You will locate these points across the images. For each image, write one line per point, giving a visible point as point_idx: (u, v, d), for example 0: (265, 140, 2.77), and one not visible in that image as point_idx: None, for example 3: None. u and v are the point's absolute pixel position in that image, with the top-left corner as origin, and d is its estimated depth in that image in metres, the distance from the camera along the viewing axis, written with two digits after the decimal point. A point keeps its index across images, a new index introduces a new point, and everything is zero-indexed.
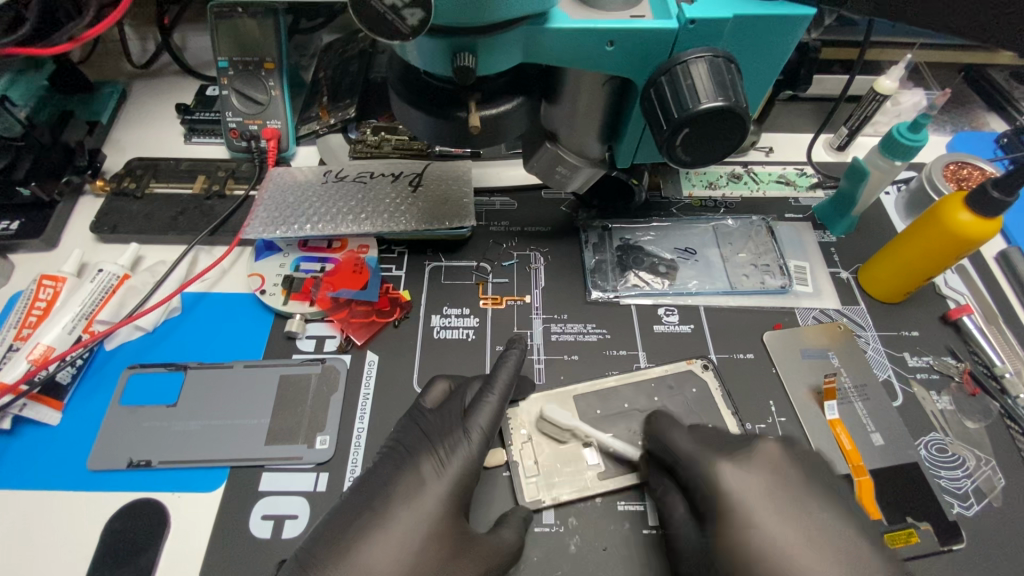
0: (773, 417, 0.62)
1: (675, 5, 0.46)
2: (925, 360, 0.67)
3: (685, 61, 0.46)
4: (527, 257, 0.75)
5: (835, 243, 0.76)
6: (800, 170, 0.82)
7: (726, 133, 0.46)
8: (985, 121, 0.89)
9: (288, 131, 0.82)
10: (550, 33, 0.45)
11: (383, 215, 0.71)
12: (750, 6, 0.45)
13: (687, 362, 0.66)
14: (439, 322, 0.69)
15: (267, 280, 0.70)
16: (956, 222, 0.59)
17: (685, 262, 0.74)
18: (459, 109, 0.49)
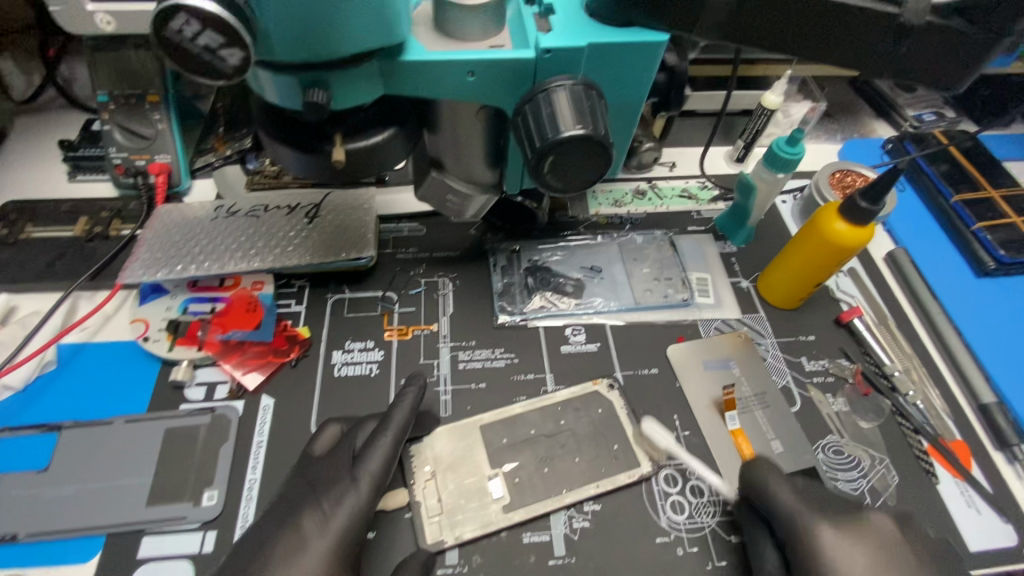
0: (677, 431, 0.63)
1: (533, 34, 0.46)
2: (821, 364, 0.69)
3: (547, 89, 0.46)
4: (434, 283, 0.73)
5: (735, 252, 0.78)
6: (702, 184, 0.85)
7: (591, 159, 0.47)
8: (873, 127, 0.94)
9: (179, 165, 0.78)
10: (407, 65, 0.44)
11: (275, 249, 0.68)
12: (605, 33, 0.45)
13: (594, 383, 0.66)
14: (341, 358, 0.66)
15: (151, 326, 0.66)
16: (832, 231, 0.61)
17: (591, 281, 0.74)
18: (324, 143, 0.48)
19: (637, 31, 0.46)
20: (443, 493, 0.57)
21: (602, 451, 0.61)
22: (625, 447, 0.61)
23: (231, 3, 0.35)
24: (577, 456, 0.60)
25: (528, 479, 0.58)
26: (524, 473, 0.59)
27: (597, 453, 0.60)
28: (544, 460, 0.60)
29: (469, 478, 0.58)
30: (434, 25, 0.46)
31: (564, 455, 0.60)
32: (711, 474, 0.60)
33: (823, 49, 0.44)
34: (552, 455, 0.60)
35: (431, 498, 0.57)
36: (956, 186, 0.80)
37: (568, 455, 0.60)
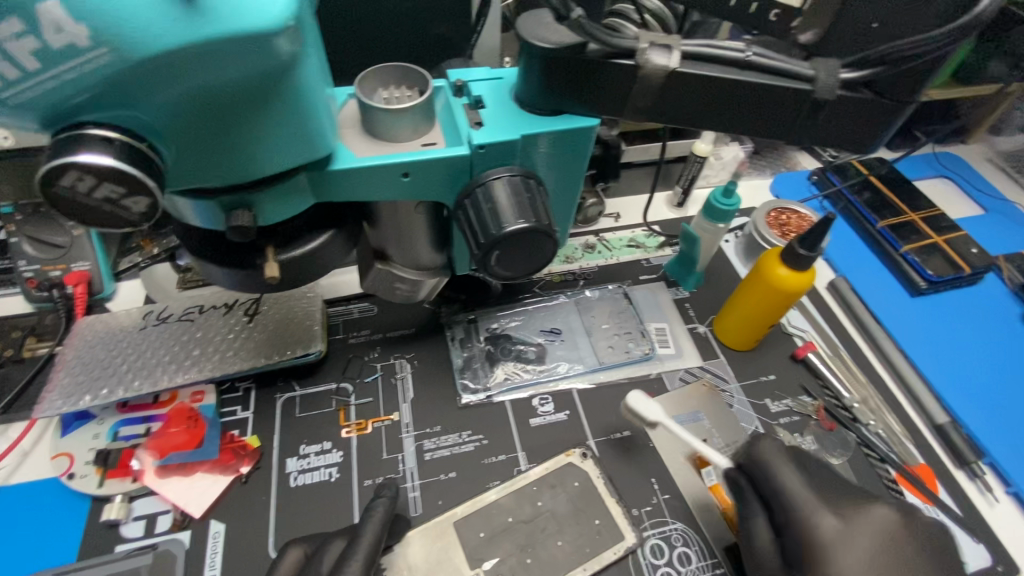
0: (657, 495, 0.61)
1: (464, 129, 0.46)
2: (785, 404, 0.69)
3: (485, 182, 0.45)
4: (391, 366, 0.70)
5: (688, 297, 0.79)
6: (648, 232, 0.86)
7: (537, 249, 0.46)
8: (798, 158, 0.99)
9: (101, 271, 0.72)
10: (339, 174, 0.42)
11: (213, 356, 0.64)
12: (537, 123, 0.46)
13: (568, 455, 0.63)
14: (296, 466, 0.61)
15: (76, 460, 0.60)
16: (777, 278, 0.63)
17: (553, 344, 0.73)
18: (255, 256, 0.45)
19: (567, 119, 0.46)
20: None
21: (585, 528, 0.58)
22: (608, 522, 0.59)
23: (131, 149, 0.31)
24: (559, 539, 0.57)
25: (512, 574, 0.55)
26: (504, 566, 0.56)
27: (579, 532, 0.58)
28: (526, 550, 0.57)
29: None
30: (363, 126, 0.45)
31: (545, 542, 0.57)
32: (695, 537, 0.59)
33: (746, 124, 0.45)
34: (533, 541, 0.57)
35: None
36: (881, 213, 0.85)
37: (550, 540, 0.57)
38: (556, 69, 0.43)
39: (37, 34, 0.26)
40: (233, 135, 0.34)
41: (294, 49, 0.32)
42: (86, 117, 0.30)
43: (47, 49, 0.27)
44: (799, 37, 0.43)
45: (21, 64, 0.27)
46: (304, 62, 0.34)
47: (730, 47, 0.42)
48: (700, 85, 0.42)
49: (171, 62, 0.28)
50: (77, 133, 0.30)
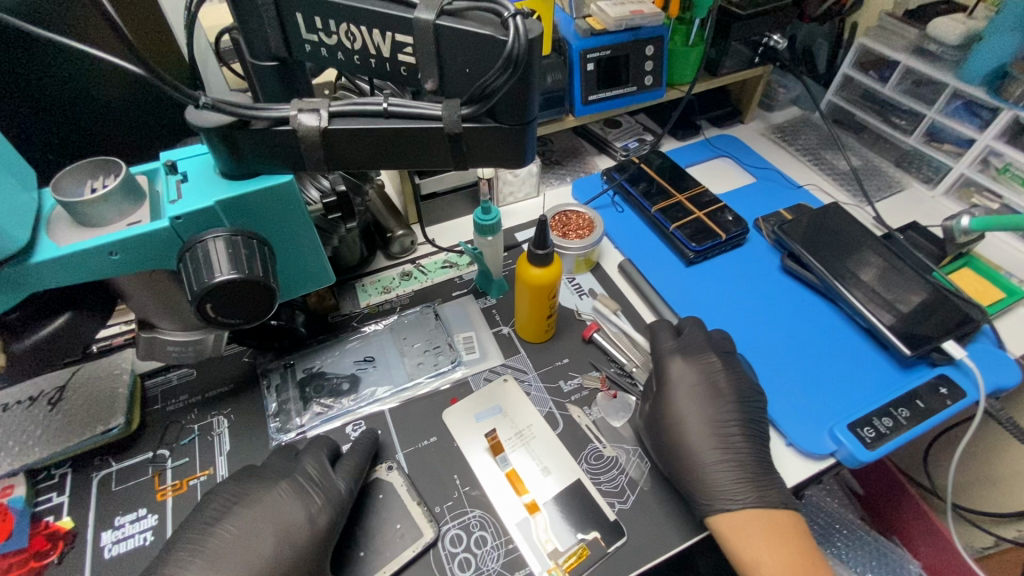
0: (458, 490, 0.67)
1: (166, 204, 0.51)
2: (576, 382, 0.77)
3: (193, 246, 0.51)
4: (209, 424, 0.73)
5: (495, 304, 0.87)
6: (459, 252, 0.95)
7: (258, 295, 0.53)
8: (595, 162, 1.11)
9: None
10: (39, 266, 0.47)
11: (17, 449, 0.66)
12: (233, 188, 0.52)
13: (375, 471, 0.69)
14: (110, 538, 0.64)
15: None
16: (529, 276, 0.71)
17: (366, 371, 0.79)
18: None
19: (262, 180, 0.53)
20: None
21: (388, 532, 0.64)
22: (408, 525, 0.64)
23: None
24: (361, 550, 0.63)
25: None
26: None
27: (382, 539, 0.63)
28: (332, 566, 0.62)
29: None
30: (70, 217, 0.50)
31: (348, 555, 0.63)
32: (491, 520, 0.65)
33: (411, 159, 0.53)
34: (340, 557, 0.63)
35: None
36: (654, 198, 0.97)
37: (353, 553, 0.63)
38: (228, 142, 0.50)
39: None
40: None
41: None
42: None
43: None
44: (427, 85, 0.51)
45: None
46: None
47: (370, 103, 0.50)
48: (354, 137, 0.50)
49: None
50: None
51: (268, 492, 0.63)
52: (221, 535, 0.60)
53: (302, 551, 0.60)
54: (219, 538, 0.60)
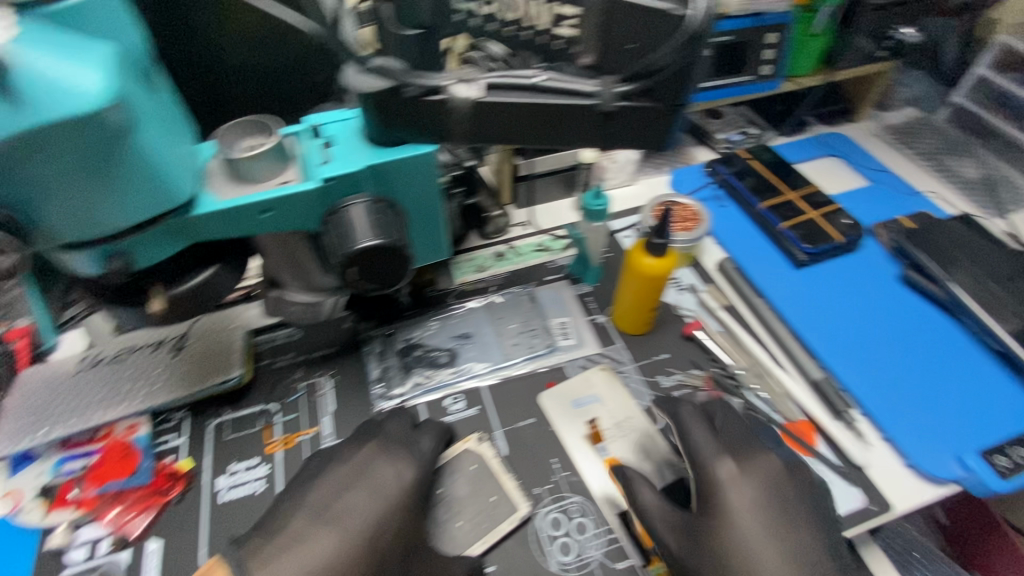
0: (556, 474, 0.67)
1: (315, 166, 0.52)
2: (676, 378, 0.76)
3: (340, 209, 0.53)
4: (314, 384, 0.76)
5: (591, 291, 0.85)
6: (553, 236, 0.94)
7: (396, 262, 0.53)
8: (694, 154, 1.07)
9: (45, 324, 0.79)
10: (200, 218, 0.49)
11: (144, 390, 0.70)
12: (380, 155, 0.53)
13: (466, 441, 0.69)
14: (226, 483, 0.68)
15: (23, 496, 0.66)
16: (644, 266, 0.69)
17: (463, 347, 0.80)
18: (142, 295, 0.51)
19: (405, 149, 0.53)
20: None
21: (480, 503, 0.65)
22: (502, 499, 0.65)
23: None
24: (459, 520, 0.64)
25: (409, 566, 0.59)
26: (395, 550, 0.58)
27: (478, 509, 0.64)
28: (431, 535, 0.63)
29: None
30: (226, 173, 0.52)
31: (447, 526, 0.63)
32: (591, 508, 0.65)
33: (557, 137, 0.52)
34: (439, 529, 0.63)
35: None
36: (762, 195, 0.93)
37: (450, 522, 0.63)
38: (383, 108, 0.50)
39: None
40: (90, 198, 0.41)
41: (124, 120, 0.39)
42: None
43: None
44: (582, 60, 0.49)
45: None
46: (140, 130, 0.41)
47: (527, 75, 0.49)
48: (506, 109, 0.50)
49: (16, 143, 0.36)
50: None
51: (365, 451, 0.64)
52: (319, 493, 0.60)
53: (393, 505, 0.60)
54: (316, 502, 0.60)
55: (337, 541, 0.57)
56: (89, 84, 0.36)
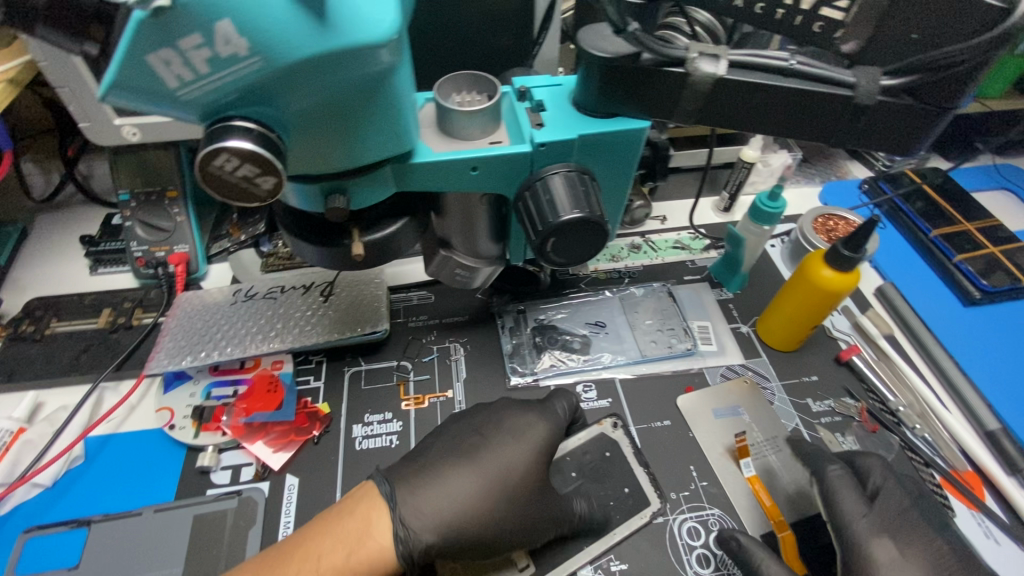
0: (695, 482, 0.64)
1: (527, 129, 0.51)
2: (826, 404, 0.71)
3: (544, 177, 0.50)
4: (446, 349, 0.76)
5: (732, 298, 0.81)
6: (693, 234, 0.88)
7: (590, 237, 0.51)
8: (849, 168, 0.99)
9: (197, 254, 0.82)
10: (416, 168, 0.48)
11: (294, 329, 0.73)
12: (593, 125, 0.50)
13: (599, 424, 0.68)
14: (361, 432, 0.68)
15: (176, 413, 0.68)
16: (821, 278, 0.65)
17: (597, 336, 0.77)
18: (342, 237, 0.51)
19: (619, 121, 0.51)
20: (433, 523, 0.53)
21: (612, 492, 0.63)
22: (633, 494, 0.63)
23: (266, 137, 0.36)
24: (589, 507, 0.62)
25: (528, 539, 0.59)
26: (526, 495, 0.57)
27: (608, 495, 0.63)
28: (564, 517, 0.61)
29: (485, 515, 0.55)
30: (439, 125, 0.51)
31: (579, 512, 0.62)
32: (731, 523, 0.62)
33: (789, 127, 0.49)
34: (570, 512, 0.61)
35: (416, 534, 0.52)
36: (934, 221, 0.85)
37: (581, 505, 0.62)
38: (610, 77, 0.47)
39: (211, 45, 0.31)
40: (336, 128, 0.40)
41: (393, 58, 0.37)
42: (233, 111, 0.36)
43: (217, 57, 0.32)
44: (842, 47, 0.46)
45: (195, 67, 0.32)
46: (398, 68, 0.39)
47: (776, 57, 0.46)
48: (746, 92, 0.47)
49: (311, 66, 0.34)
50: (226, 124, 0.36)
51: (498, 404, 0.64)
52: (456, 433, 0.61)
53: (525, 454, 0.59)
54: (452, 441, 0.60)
55: (477, 477, 0.56)
56: (382, 16, 0.34)
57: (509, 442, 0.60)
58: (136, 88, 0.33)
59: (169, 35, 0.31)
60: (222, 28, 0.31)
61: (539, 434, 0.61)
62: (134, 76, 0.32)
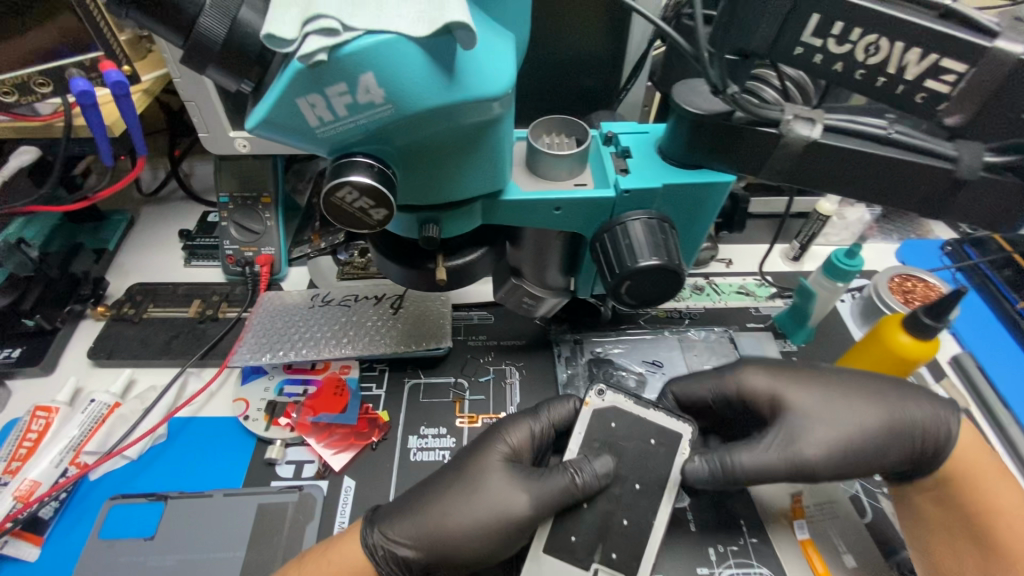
0: (744, 538, 0.63)
1: (613, 174, 0.53)
2: None
3: (625, 222, 0.52)
4: (502, 371, 0.78)
5: (795, 351, 0.80)
6: (759, 281, 0.87)
7: (665, 283, 0.52)
8: (930, 228, 0.95)
9: (281, 256, 0.88)
10: (504, 204, 0.51)
11: (364, 338, 0.77)
12: (677, 175, 0.52)
13: (586, 404, 0.60)
14: (416, 443, 0.71)
15: (250, 405, 0.74)
16: (897, 343, 0.64)
17: (653, 375, 0.77)
18: (427, 261, 0.54)
19: (704, 173, 0.52)
20: (406, 532, 0.57)
21: (639, 445, 0.59)
22: (664, 441, 0.59)
23: (383, 173, 0.40)
24: (636, 483, 0.57)
25: (586, 538, 0.56)
26: (502, 476, 0.58)
27: (636, 451, 0.58)
28: (623, 512, 0.56)
29: (462, 514, 0.56)
30: (527, 165, 0.54)
31: (622, 481, 0.58)
32: None
33: (875, 191, 0.50)
34: (620, 500, 0.57)
35: (398, 539, 0.56)
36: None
37: (627, 483, 0.57)
38: (706, 129, 0.48)
39: (353, 93, 0.35)
40: (443, 167, 0.43)
41: (502, 111, 0.41)
42: (358, 149, 0.40)
43: (356, 104, 0.36)
44: (946, 119, 0.45)
45: (335, 110, 0.36)
46: (504, 118, 0.42)
47: (870, 125, 0.48)
48: (838, 155, 0.48)
49: (434, 115, 0.37)
50: (350, 159, 0.39)
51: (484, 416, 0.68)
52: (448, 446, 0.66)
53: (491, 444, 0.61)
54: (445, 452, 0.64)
55: (449, 476, 0.60)
56: (500, 76, 0.38)
57: (484, 442, 0.62)
58: (282, 124, 0.37)
59: (319, 82, 0.34)
60: (366, 79, 0.34)
61: (510, 432, 0.63)
62: (283, 115, 0.36)
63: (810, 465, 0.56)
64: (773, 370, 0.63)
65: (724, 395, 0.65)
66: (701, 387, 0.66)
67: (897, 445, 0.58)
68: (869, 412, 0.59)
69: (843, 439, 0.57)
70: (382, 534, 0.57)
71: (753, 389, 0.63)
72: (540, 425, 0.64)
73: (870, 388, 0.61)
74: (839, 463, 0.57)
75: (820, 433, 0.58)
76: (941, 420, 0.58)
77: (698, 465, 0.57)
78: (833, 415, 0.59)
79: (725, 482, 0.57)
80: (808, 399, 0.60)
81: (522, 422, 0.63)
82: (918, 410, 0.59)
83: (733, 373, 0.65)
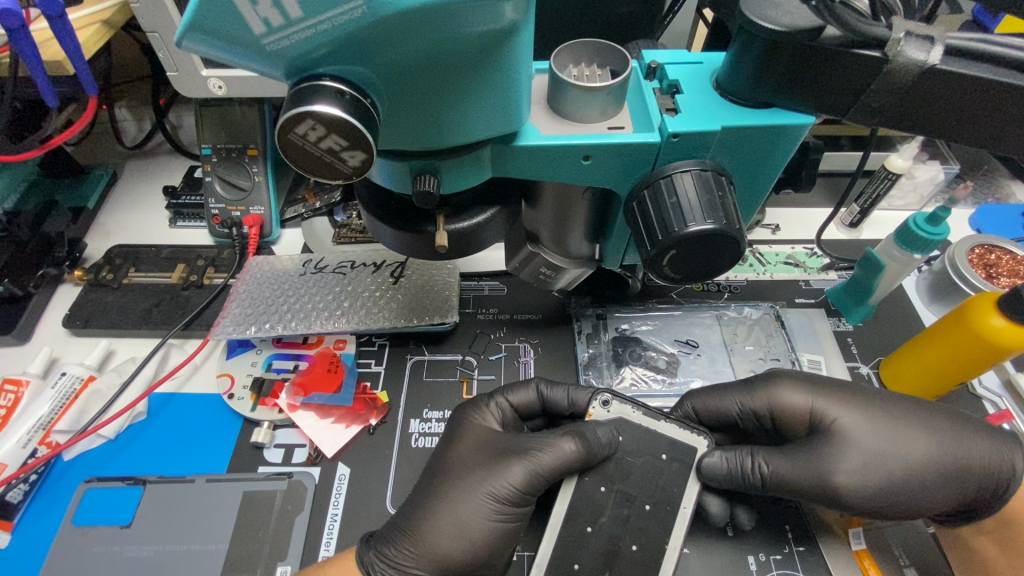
0: (790, 546, 0.55)
1: (659, 115, 0.42)
2: None
3: (669, 174, 0.41)
4: (515, 349, 0.69)
5: (851, 331, 0.69)
6: (810, 250, 0.76)
7: (717, 253, 0.42)
8: (1011, 190, 0.82)
9: (271, 217, 0.79)
10: (520, 150, 0.41)
11: (360, 310, 0.69)
12: (741, 115, 0.41)
13: (589, 416, 0.55)
14: (418, 428, 0.64)
15: (236, 382, 0.67)
16: (987, 327, 0.54)
17: (687, 357, 0.68)
18: (426, 223, 0.44)
19: (776, 113, 0.42)
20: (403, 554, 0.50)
21: (650, 461, 0.53)
22: (676, 456, 0.53)
23: (358, 103, 0.30)
24: (646, 502, 0.52)
25: (591, 566, 0.50)
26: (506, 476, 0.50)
27: (645, 467, 0.53)
28: (633, 536, 0.51)
29: (459, 525, 0.50)
30: (550, 104, 0.43)
31: (631, 501, 0.52)
32: None
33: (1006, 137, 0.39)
34: (628, 521, 0.51)
35: (398, 565, 0.49)
36: None
37: (636, 503, 0.52)
38: (782, 55, 0.38)
39: None
40: (439, 99, 0.33)
41: (518, 16, 0.30)
42: (324, 69, 0.30)
43: None
44: None
45: (285, 10, 0.26)
46: (521, 30, 0.32)
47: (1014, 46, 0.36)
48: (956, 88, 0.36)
49: (420, 18, 0.27)
50: (315, 83, 0.30)
51: None
52: None
53: (463, 434, 0.56)
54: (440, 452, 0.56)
55: (446, 485, 0.53)
56: None
57: (460, 450, 0.55)
58: (217, 30, 0.27)
59: None
60: None
61: (469, 445, 0.55)
62: (217, 15, 0.27)
63: (839, 490, 0.50)
64: (814, 385, 0.55)
65: (752, 409, 0.56)
66: (730, 397, 0.57)
67: (946, 487, 0.51)
68: (919, 442, 0.52)
69: (883, 471, 0.51)
70: (380, 552, 0.50)
71: (789, 405, 0.55)
72: (493, 424, 0.57)
73: (919, 411, 0.54)
74: (875, 495, 0.50)
75: (859, 458, 0.51)
76: (1002, 459, 0.51)
77: (717, 461, 0.52)
78: (876, 440, 0.52)
79: (743, 484, 0.52)
80: (851, 420, 0.53)
81: (474, 429, 0.56)
82: (974, 446, 0.51)
83: (766, 384, 0.56)
